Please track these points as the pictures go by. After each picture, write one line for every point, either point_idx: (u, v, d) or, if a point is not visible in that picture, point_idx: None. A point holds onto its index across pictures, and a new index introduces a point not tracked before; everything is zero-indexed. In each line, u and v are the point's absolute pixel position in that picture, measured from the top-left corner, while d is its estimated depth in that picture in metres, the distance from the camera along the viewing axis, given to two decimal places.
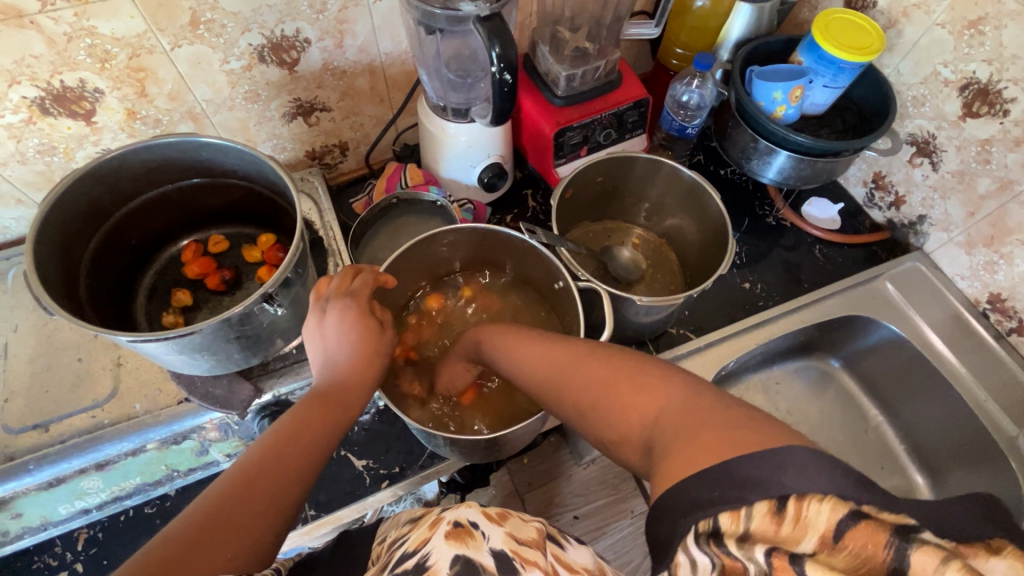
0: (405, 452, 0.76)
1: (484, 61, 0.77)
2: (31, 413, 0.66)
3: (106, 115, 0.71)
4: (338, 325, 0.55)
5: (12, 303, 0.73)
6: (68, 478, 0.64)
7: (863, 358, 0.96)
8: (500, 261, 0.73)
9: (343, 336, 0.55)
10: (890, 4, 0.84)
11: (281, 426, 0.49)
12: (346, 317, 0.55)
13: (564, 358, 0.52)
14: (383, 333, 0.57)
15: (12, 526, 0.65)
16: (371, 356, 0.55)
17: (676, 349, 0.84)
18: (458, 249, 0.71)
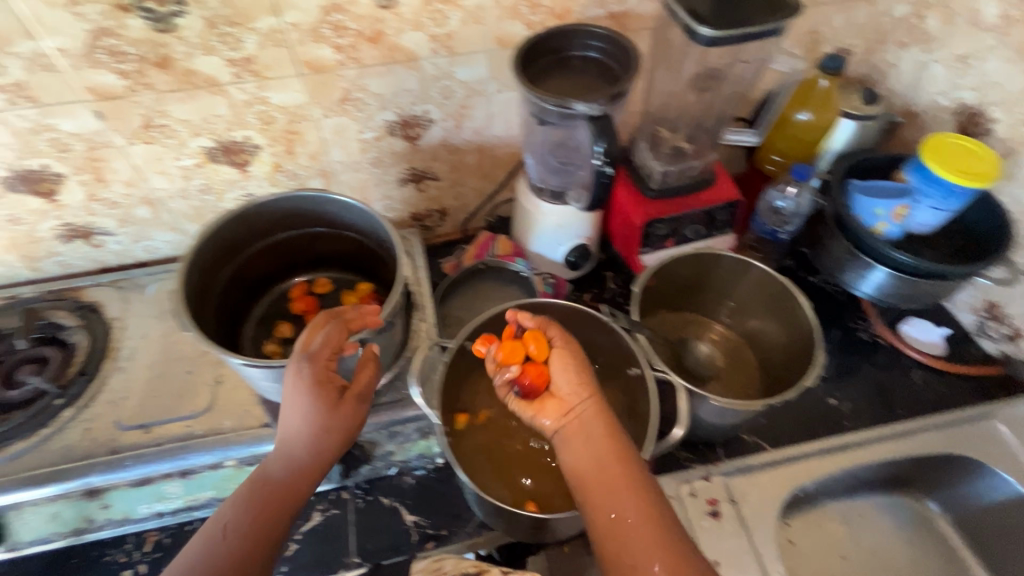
0: (454, 515, 0.76)
1: (575, 146, 0.80)
2: (140, 414, 0.73)
3: (258, 166, 0.83)
4: (304, 400, 0.59)
5: (147, 314, 0.84)
6: (154, 480, 0.70)
7: (970, 507, 0.85)
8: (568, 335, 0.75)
9: (305, 410, 0.58)
10: (1009, 133, 0.82)
11: (243, 517, 0.56)
12: (303, 387, 0.59)
13: (642, 522, 0.53)
14: (347, 402, 0.61)
15: (98, 516, 0.71)
16: (328, 428, 0.59)
17: (748, 457, 0.79)
18: None
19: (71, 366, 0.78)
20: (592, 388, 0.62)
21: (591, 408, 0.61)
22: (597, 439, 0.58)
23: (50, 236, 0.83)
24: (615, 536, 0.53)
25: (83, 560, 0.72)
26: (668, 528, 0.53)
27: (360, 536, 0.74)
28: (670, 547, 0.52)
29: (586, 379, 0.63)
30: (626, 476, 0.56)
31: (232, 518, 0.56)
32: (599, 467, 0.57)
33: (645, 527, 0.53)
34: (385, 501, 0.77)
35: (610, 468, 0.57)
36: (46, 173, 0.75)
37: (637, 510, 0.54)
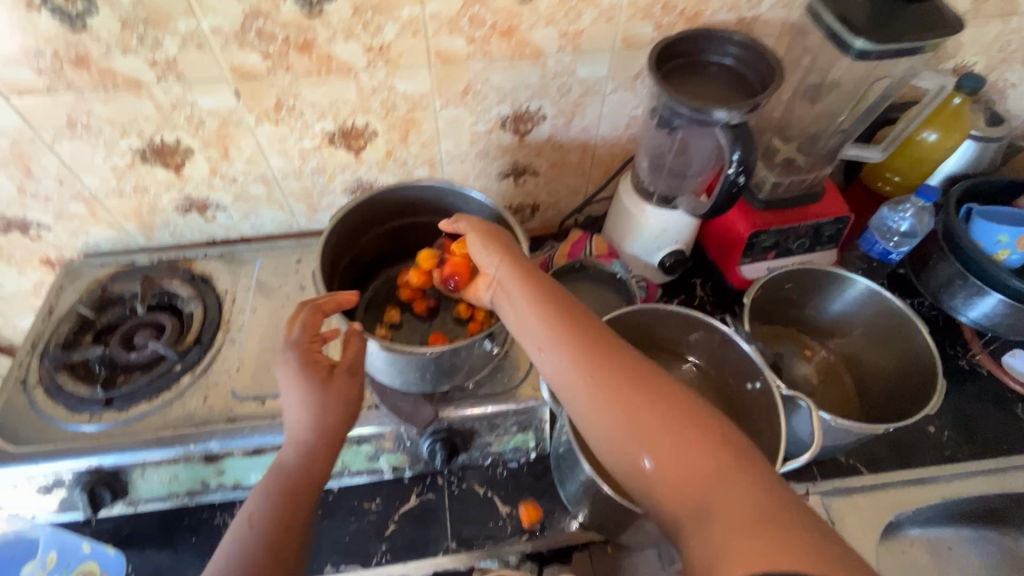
0: (547, 510, 0.77)
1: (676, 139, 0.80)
2: (254, 385, 0.76)
3: (371, 152, 0.85)
4: (300, 380, 0.60)
5: (256, 288, 0.86)
6: (267, 451, 0.72)
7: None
8: (676, 343, 0.74)
9: (299, 390, 0.60)
10: None
11: (263, 503, 0.55)
12: (293, 374, 0.61)
13: (570, 354, 0.53)
14: (337, 378, 0.62)
15: (213, 480, 0.74)
16: (333, 403, 0.61)
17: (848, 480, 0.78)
18: (648, 328, 0.72)
19: (187, 334, 0.81)
20: (505, 244, 0.62)
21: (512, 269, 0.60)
22: (536, 313, 0.57)
23: (170, 207, 0.86)
24: (588, 412, 0.51)
25: (194, 521, 0.75)
26: (631, 368, 0.52)
27: (456, 522, 0.76)
28: (622, 379, 0.51)
29: (497, 243, 0.62)
30: (570, 337, 0.54)
31: (256, 504, 0.55)
32: (555, 348, 0.54)
33: (612, 375, 0.51)
34: (479, 490, 0.78)
35: (551, 342, 0.55)
36: (178, 146, 0.78)
37: (567, 345, 0.54)
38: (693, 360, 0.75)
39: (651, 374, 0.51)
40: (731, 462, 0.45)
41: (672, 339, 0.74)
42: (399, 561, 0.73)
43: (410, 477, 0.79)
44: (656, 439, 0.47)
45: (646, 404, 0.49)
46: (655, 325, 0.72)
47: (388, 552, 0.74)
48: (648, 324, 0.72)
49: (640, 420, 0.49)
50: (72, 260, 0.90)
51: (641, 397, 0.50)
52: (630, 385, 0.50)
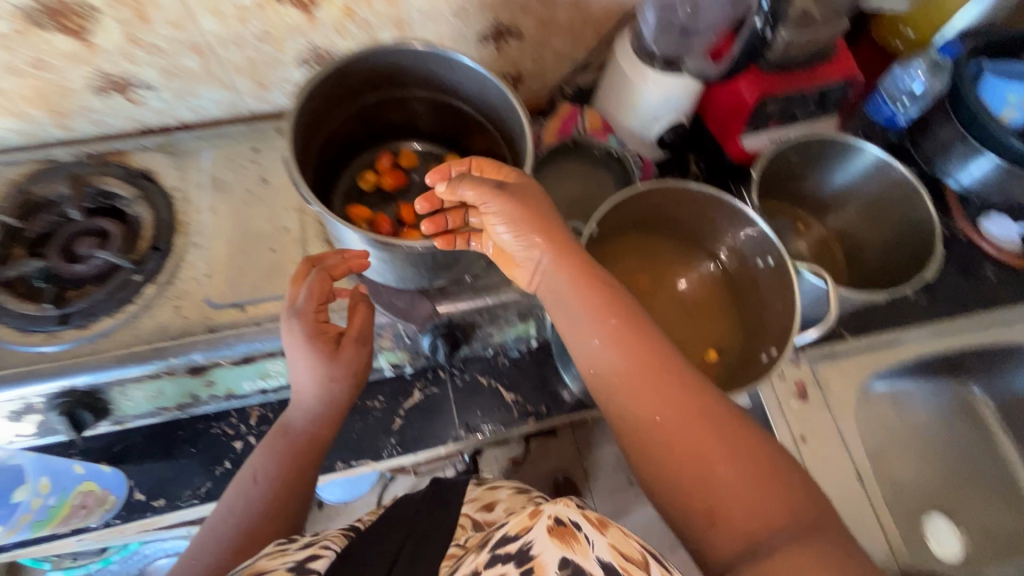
0: (551, 394, 0.78)
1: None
2: (230, 292, 0.69)
3: (327, 10, 0.70)
4: (309, 352, 0.58)
5: (211, 184, 0.76)
6: (257, 358, 0.67)
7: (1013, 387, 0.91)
8: (684, 225, 0.71)
9: (307, 362, 0.59)
10: None
11: (268, 463, 0.60)
12: (299, 342, 0.58)
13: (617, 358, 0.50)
14: (347, 348, 0.61)
15: (203, 392, 0.70)
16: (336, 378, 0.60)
17: (834, 346, 0.82)
18: (658, 210, 0.68)
19: (140, 240, 0.71)
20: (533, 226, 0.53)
21: (559, 249, 0.53)
22: (585, 300, 0.52)
23: (84, 88, 0.71)
24: (631, 414, 0.49)
25: (190, 432, 0.73)
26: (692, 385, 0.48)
27: (462, 412, 0.77)
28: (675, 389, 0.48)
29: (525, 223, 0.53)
30: (625, 342, 0.50)
31: (264, 469, 0.60)
32: (608, 348, 0.51)
33: (667, 393, 0.48)
34: (483, 380, 0.78)
35: (597, 332, 0.51)
36: (77, 4, 0.61)
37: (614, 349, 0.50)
38: (696, 240, 0.72)
39: (711, 392, 0.48)
40: (793, 501, 0.43)
41: (679, 219, 0.70)
42: (410, 451, 0.74)
43: (409, 373, 0.77)
44: (704, 455, 0.45)
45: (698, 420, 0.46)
46: (663, 206, 0.68)
47: (397, 445, 0.74)
48: (657, 206, 0.67)
49: (691, 434, 0.46)
50: None
51: (691, 409, 0.47)
52: (690, 400, 0.47)
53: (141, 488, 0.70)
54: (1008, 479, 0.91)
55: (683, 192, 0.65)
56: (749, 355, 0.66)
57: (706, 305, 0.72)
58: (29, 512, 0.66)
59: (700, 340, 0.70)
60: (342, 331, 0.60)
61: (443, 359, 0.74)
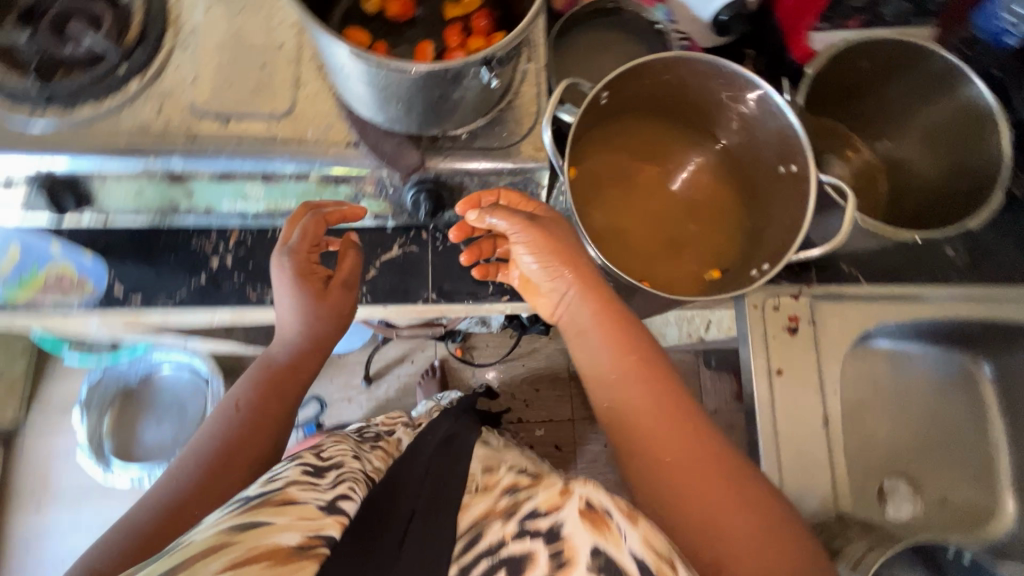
0: None
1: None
2: (214, 103, 0.65)
3: None
4: (298, 292, 0.63)
5: None
6: (236, 177, 0.65)
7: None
8: (709, 113, 0.64)
9: (295, 299, 0.63)
10: None
11: (248, 394, 0.60)
12: (288, 278, 0.64)
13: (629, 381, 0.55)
14: (334, 289, 0.66)
15: (183, 202, 0.69)
16: (326, 314, 0.65)
17: (843, 287, 0.75)
18: (680, 91, 0.61)
19: (130, 30, 0.67)
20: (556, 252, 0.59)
21: (575, 278, 0.59)
22: (613, 358, 0.57)
23: None
24: (639, 449, 0.53)
25: (171, 241, 0.74)
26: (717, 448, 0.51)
27: (437, 276, 0.75)
28: (678, 417, 0.53)
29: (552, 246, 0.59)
30: (652, 393, 0.54)
31: (243, 401, 0.59)
32: (621, 391, 0.55)
33: (671, 423, 0.52)
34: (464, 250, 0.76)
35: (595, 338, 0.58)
36: None
37: (624, 370, 0.56)
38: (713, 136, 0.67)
39: (712, 431, 0.52)
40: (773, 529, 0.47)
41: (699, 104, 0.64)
42: (379, 303, 0.74)
43: (390, 228, 0.76)
44: (696, 480, 0.49)
45: (696, 445, 0.51)
46: (684, 89, 0.61)
47: (366, 293, 0.74)
48: (680, 87, 0.61)
49: (700, 483, 0.49)
50: None
51: (687, 431, 0.52)
52: (689, 435, 0.52)
53: (120, 284, 0.72)
54: (986, 457, 0.88)
55: (712, 73, 0.58)
56: (745, 267, 0.63)
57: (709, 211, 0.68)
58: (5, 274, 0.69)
59: (699, 250, 0.66)
60: (330, 274, 0.65)
61: (426, 218, 0.72)
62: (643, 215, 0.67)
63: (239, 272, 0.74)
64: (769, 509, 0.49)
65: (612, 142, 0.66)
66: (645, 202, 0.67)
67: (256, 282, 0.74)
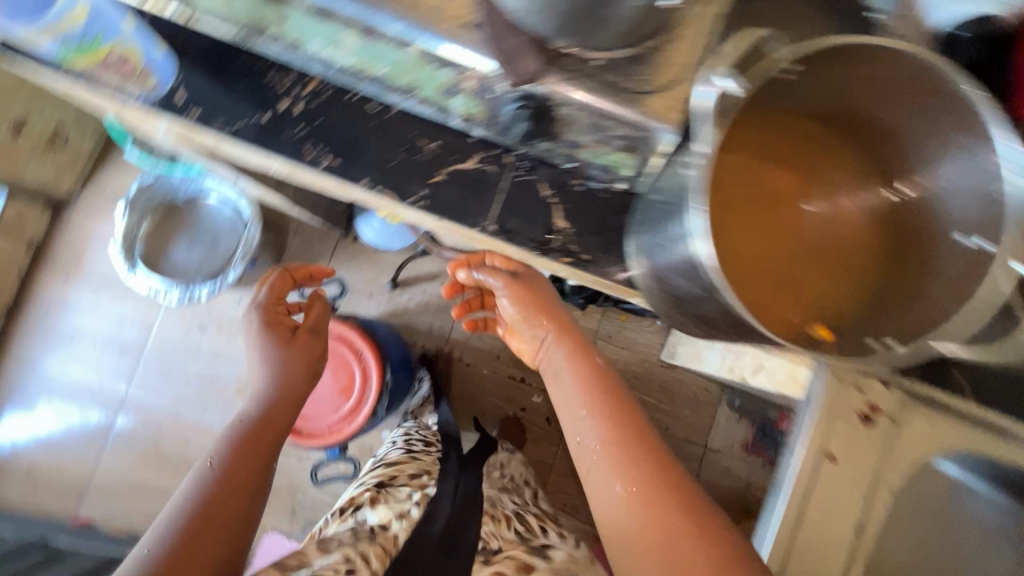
0: (605, 245, 0.68)
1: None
2: None
3: None
4: (262, 338, 0.96)
5: None
6: (335, 19, 0.55)
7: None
8: (891, 129, 0.60)
9: (267, 341, 0.95)
10: None
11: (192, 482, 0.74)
12: (258, 329, 0.96)
13: (601, 445, 0.72)
14: (298, 337, 0.98)
15: (271, 27, 0.61)
16: (290, 368, 0.94)
17: (946, 397, 0.64)
18: (884, 98, 0.56)
19: None
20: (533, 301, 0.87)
21: (552, 327, 0.86)
22: (602, 439, 0.73)
23: None
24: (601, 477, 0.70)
25: (248, 70, 0.68)
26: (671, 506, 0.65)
27: (505, 207, 0.67)
28: (629, 452, 0.70)
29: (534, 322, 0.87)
30: (619, 428, 0.73)
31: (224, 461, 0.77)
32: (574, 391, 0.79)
33: (628, 454, 0.70)
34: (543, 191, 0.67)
35: (585, 407, 0.76)
36: None
37: (590, 372, 0.79)
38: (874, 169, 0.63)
39: (674, 470, 0.69)
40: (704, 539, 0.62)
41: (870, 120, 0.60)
42: (433, 213, 0.66)
43: (475, 136, 0.67)
44: (645, 494, 0.66)
45: (655, 467, 0.69)
46: (875, 99, 0.57)
47: (424, 195, 0.66)
48: (850, 94, 0.57)
49: (657, 526, 0.63)
50: None
51: (661, 472, 0.68)
52: (657, 466, 0.69)
53: (184, 91, 0.67)
54: None
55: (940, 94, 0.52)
56: (857, 338, 0.57)
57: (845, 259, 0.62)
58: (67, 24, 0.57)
59: (810, 305, 0.60)
60: (293, 325, 0.99)
61: (517, 138, 0.64)
62: (777, 235, 0.61)
63: (303, 125, 0.67)
64: (718, 539, 0.62)
65: (770, 141, 0.61)
66: (786, 224, 0.62)
67: (317, 142, 0.67)
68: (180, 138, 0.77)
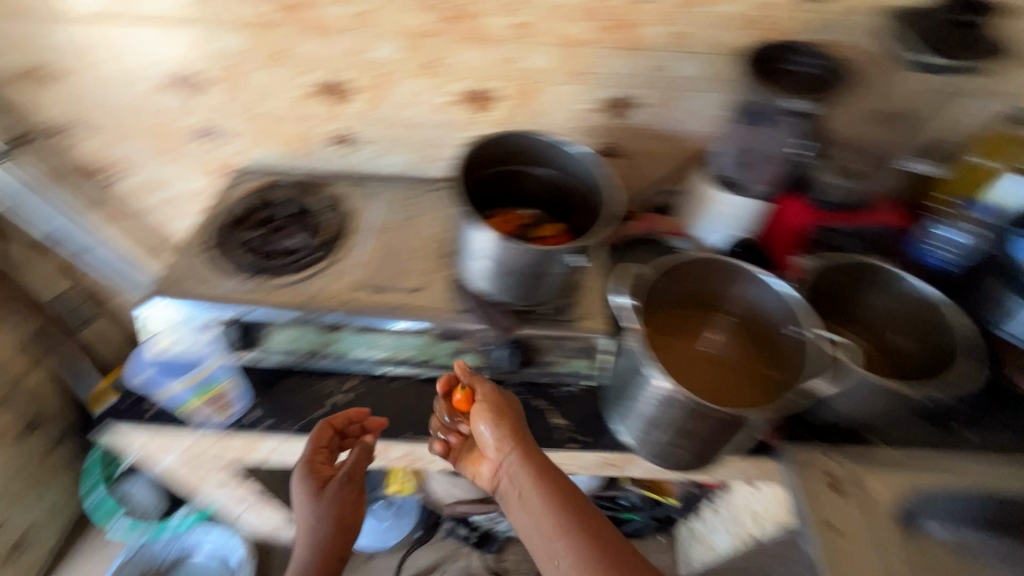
0: (594, 426, 0.89)
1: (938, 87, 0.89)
2: (371, 280, 0.92)
3: (490, 115, 1.01)
4: (306, 491, 0.81)
5: (380, 197, 1.07)
6: (373, 330, 0.87)
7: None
8: (862, 302, 0.96)
9: (303, 493, 0.80)
10: None
11: None
12: (299, 478, 0.81)
13: (555, 499, 0.70)
14: None
15: (326, 349, 0.90)
16: (342, 518, 0.82)
17: (877, 454, 0.84)
18: (855, 279, 0.94)
19: (321, 235, 0.99)
20: (508, 427, 0.77)
21: (519, 451, 0.75)
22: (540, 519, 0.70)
23: (323, 138, 1.06)
24: None
25: (287, 385, 0.92)
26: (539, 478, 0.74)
27: None
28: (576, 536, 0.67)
29: (506, 420, 0.78)
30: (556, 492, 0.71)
31: None
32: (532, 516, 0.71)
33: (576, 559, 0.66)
34: (539, 402, 0.91)
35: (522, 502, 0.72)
36: (345, 85, 0.97)
37: (542, 489, 0.72)
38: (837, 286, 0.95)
39: (583, 499, 0.72)
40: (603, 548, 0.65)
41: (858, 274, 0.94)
42: None
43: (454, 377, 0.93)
44: None
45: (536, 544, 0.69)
46: (852, 278, 0.94)
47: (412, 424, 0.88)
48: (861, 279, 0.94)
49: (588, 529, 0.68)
50: (240, 173, 1.10)
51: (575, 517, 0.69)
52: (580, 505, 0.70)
53: (255, 413, 0.89)
54: None
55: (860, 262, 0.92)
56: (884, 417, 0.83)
57: (747, 361, 0.82)
58: (200, 376, 0.87)
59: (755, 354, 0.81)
60: (330, 475, 0.83)
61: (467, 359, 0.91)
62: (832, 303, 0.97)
63: (338, 419, 0.88)
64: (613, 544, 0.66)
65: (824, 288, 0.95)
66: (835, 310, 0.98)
67: (364, 418, 0.88)
68: (235, 465, 0.97)
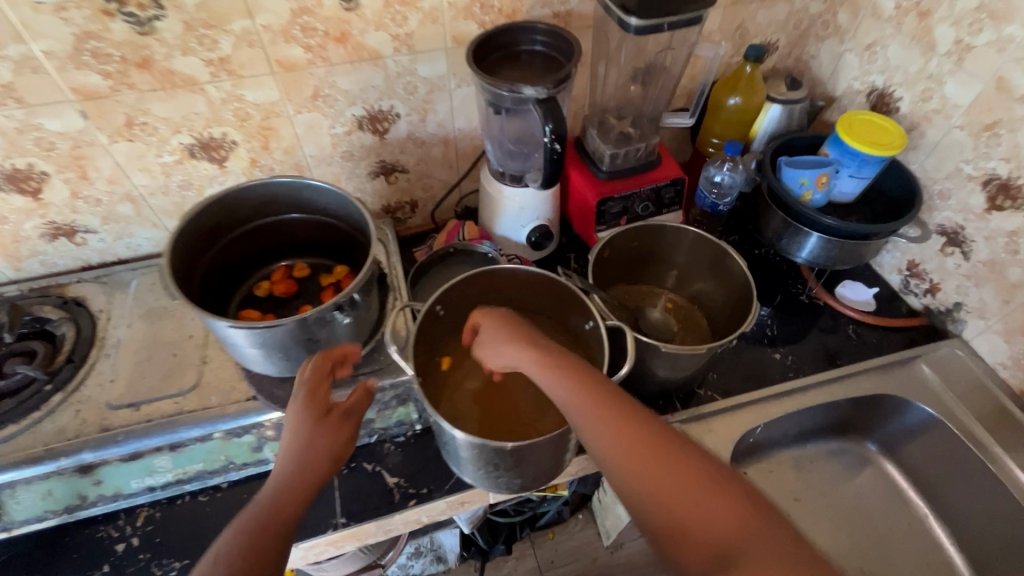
0: (433, 474, 0.81)
1: (671, 38, 0.90)
2: (128, 394, 0.77)
3: (235, 162, 0.89)
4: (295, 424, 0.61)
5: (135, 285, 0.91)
6: (144, 454, 0.74)
7: (1012, 508, 0.80)
8: (667, 263, 0.98)
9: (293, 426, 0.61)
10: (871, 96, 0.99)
11: None
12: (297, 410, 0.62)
13: (620, 417, 0.56)
14: None
15: (91, 492, 0.74)
16: (325, 450, 0.60)
17: (701, 408, 0.87)
18: (653, 245, 0.95)
19: (60, 355, 0.82)
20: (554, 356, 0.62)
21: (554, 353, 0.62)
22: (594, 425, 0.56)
23: (35, 235, 0.87)
24: None
25: (55, 547, 0.74)
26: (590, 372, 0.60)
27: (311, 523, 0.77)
28: (656, 450, 0.53)
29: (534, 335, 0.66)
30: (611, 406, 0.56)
31: None
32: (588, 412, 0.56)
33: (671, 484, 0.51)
34: (367, 466, 0.82)
35: (592, 417, 0.57)
36: (32, 171, 0.79)
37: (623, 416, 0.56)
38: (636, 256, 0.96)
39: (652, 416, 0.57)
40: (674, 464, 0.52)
41: (653, 241, 0.95)
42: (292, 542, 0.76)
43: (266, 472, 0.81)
44: None
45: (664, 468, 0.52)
46: (649, 244, 0.95)
47: None
48: (659, 242, 0.95)
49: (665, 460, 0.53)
50: None
51: (647, 431, 0.55)
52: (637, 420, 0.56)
53: None
54: (913, 528, 0.91)
55: (647, 229, 0.93)
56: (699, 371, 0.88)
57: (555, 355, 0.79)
58: None
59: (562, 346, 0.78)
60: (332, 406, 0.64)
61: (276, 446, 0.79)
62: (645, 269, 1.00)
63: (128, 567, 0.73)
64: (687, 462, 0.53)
65: (626, 260, 0.97)
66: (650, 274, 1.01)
67: (162, 557, 0.74)
68: None
